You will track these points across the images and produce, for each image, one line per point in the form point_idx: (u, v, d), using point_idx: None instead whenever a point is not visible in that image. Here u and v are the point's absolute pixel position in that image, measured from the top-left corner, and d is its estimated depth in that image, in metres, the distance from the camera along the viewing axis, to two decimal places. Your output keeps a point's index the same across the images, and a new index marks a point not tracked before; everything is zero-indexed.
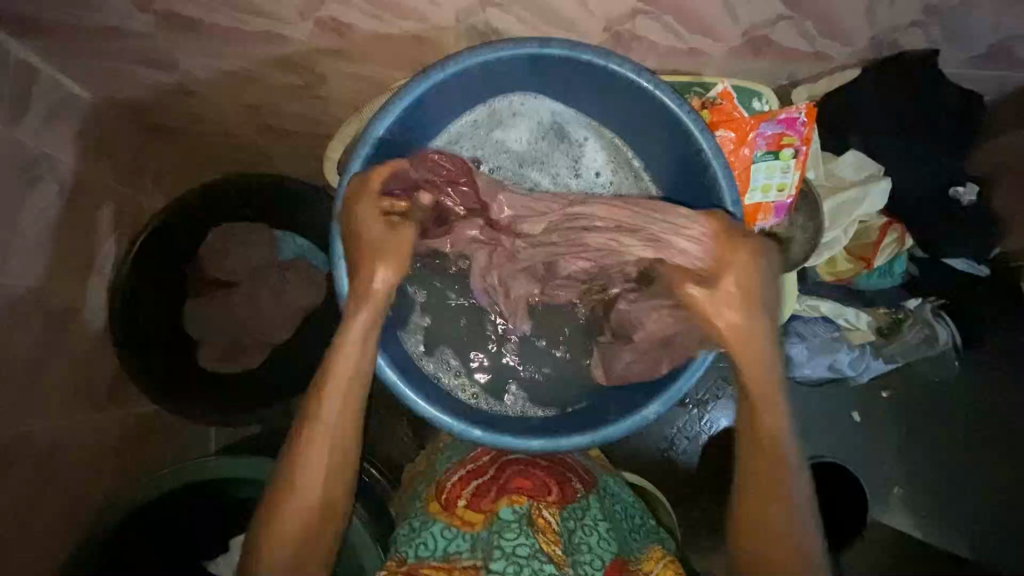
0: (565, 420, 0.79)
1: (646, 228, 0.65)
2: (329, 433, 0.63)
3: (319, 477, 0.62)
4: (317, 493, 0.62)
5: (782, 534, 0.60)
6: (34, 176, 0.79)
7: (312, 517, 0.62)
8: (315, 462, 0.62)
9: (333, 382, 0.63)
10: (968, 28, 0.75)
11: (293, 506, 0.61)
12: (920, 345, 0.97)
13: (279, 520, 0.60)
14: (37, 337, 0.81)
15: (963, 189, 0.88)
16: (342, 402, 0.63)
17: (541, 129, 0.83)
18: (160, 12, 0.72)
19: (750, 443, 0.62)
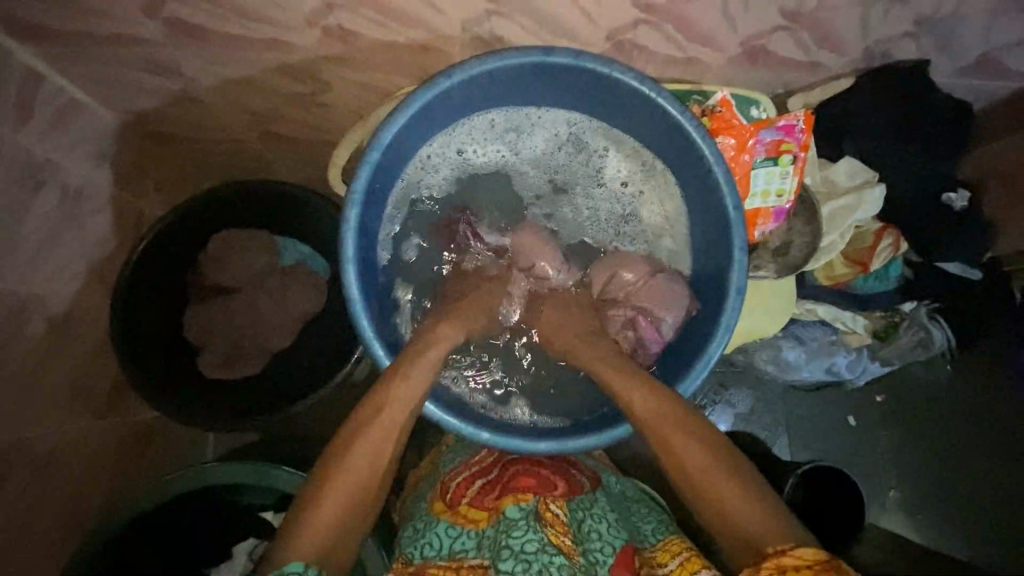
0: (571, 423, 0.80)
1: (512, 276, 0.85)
2: (388, 424, 0.64)
3: (368, 469, 0.60)
4: (362, 484, 0.60)
5: (702, 477, 0.58)
6: (36, 181, 0.79)
7: (349, 508, 0.58)
8: (370, 452, 0.61)
9: (406, 386, 0.67)
10: (958, 39, 0.77)
11: (339, 488, 0.58)
12: (915, 347, 1.00)
13: (323, 500, 0.57)
14: (37, 342, 0.81)
15: (955, 196, 0.92)
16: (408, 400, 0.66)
17: (558, 140, 0.87)
18: (167, 20, 0.72)
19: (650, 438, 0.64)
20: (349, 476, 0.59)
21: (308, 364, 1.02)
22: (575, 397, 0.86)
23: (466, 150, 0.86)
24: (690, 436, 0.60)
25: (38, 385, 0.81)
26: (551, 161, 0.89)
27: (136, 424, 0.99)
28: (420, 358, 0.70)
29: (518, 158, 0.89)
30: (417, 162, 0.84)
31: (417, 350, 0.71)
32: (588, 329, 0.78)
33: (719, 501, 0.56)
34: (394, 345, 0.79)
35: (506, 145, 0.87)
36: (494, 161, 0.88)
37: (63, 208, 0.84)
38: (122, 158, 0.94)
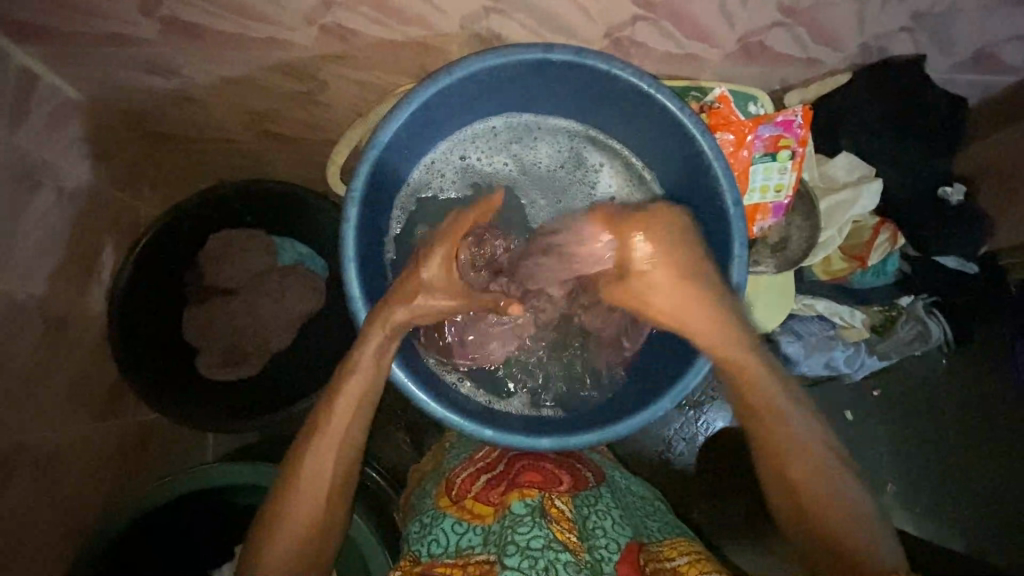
0: (582, 416, 0.81)
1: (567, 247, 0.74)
2: (335, 438, 0.65)
3: (318, 490, 0.63)
4: (318, 502, 0.63)
5: (808, 486, 0.63)
6: (33, 182, 0.79)
7: (309, 524, 0.63)
8: (319, 472, 0.64)
9: (343, 400, 0.66)
10: (954, 34, 0.77)
11: (298, 509, 0.62)
12: (913, 340, 1.00)
13: (284, 516, 0.62)
14: (35, 345, 0.81)
15: (950, 190, 0.92)
16: (349, 410, 0.66)
17: (560, 157, 0.88)
18: (165, 19, 0.72)
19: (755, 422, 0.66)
20: (302, 499, 0.63)
21: (307, 369, 1.02)
22: (587, 397, 0.86)
23: (471, 159, 0.87)
24: (806, 447, 0.64)
25: (36, 388, 0.81)
26: (552, 178, 0.89)
27: (137, 425, 0.99)
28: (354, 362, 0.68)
29: (523, 171, 0.88)
30: (424, 168, 0.85)
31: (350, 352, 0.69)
32: (704, 288, 0.67)
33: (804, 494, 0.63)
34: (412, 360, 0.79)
35: (510, 156, 0.88)
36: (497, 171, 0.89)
37: (59, 209, 0.84)
38: (118, 158, 0.93)
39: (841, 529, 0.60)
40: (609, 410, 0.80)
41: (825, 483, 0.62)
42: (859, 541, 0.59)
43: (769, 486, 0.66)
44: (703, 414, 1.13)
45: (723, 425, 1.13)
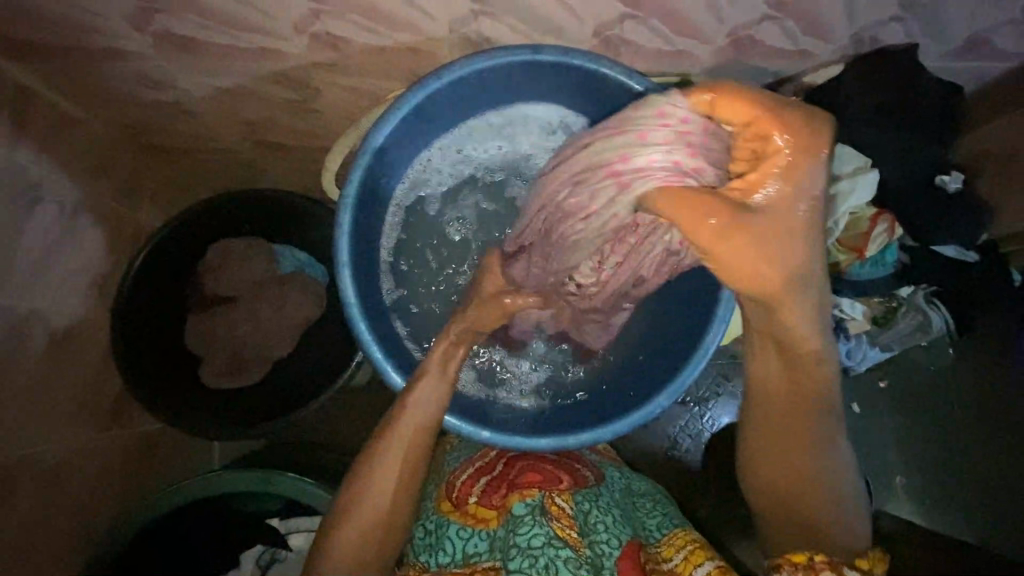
0: (591, 411, 0.81)
1: (651, 150, 0.57)
2: (400, 451, 0.66)
3: (386, 480, 0.65)
4: (387, 492, 0.65)
5: (801, 476, 0.62)
6: (34, 198, 0.79)
7: (376, 515, 0.64)
8: (388, 462, 0.66)
9: (410, 413, 0.68)
10: (945, 21, 0.77)
11: (363, 520, 0.64)
12: (914, 332, 1.01)
13: (344, 529, 0.63)
14: (38, 359, 0.82)
15: (949, 178, 0.91)
16: (416, 423, 0.67)
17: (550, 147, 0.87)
18: (157, 32, 0.73)
19: (758, 429, 0.64)
20: (370, 488, 0.64)
21: (306, 376, 1.02)
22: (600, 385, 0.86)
23: (466, 151, 0.87)
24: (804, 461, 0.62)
25: (42, 400, 0.82)
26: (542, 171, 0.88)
27: (143, 434, 1.00)
28: (423, 376, 0.70)
29: (517, 157, 0.88)
30: (421, 163, 0.85)
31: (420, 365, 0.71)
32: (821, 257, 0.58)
33: (803, 506, 0.62)
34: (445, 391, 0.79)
35: (505, 141, 0.86)
36: (493, 161, 0.88)
37: (60, 224, 0.85)
38: (117, 171, 0.95)
39: (820, 519, 0.61)
40: (608, 405, 0.81)
41: (812, 474, 0.62)
42: (837, 527, 0.60)
43: (758, 473, 0.65)
44: (709, 409, 1.12)
45: (729, 421, 1.12)
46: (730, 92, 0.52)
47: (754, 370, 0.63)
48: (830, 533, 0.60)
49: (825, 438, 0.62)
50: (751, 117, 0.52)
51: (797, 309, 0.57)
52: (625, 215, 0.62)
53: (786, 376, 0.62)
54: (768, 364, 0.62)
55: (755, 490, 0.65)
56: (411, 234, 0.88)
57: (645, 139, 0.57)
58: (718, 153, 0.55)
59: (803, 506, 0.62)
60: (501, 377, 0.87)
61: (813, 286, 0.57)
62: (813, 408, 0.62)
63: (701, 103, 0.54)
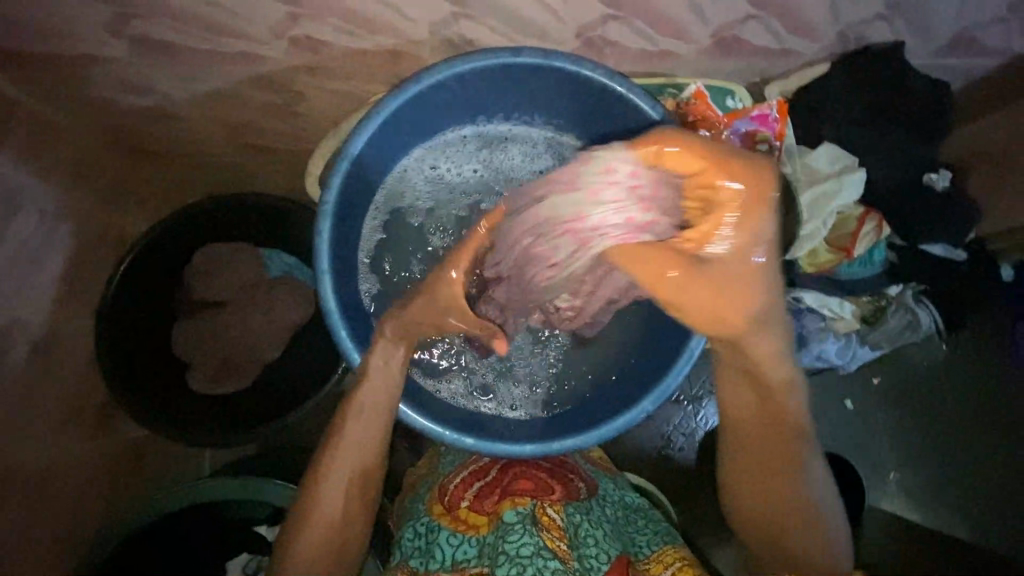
0: (574, 418, 0.81)
1: (604, 204, 0.57)
2: (354, 447, 0.66)
3: (339, 482, 0.65)
4: (341, 498, 0.65)
5: (784, 509, 0.63)
6: (14, 206, 0.79)
7: (330, 522, 0.64)
8: (341, 469, 0.65)
9: (358, 411, 0.67)
10: (932, 18, 0.76)
11: (319, 521, 0.63)
12: (903, 330, 0.99)
13: (302, 530, 0.63)
14: (21, 369, 0.81)
15: (937, 176, 0.92)
16: (366, 420, 0.67)
17: (534, 153, 0.87)
18: (134, 38, 0.72)
19: (733, 465, 0.65)
20: (324, 495, 0.64)
21: (299, 380, 1.02)
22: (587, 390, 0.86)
23: (442, 168, 0.87)
24: (777, 502, 0.63)
25: (25, 409, 0.81)
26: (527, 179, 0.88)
27: (132, 442, 1.00)
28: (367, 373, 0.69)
29: (495, 176, 0.88)
30: (395, 179, 0.85)
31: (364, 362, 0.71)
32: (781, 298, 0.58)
33: (780, 534, 0.63)
34: (426, 401, 0.79)
35: (481, 164, 0.87)
36: (471, 181, 0.88)
37: (41, 231, 0.84)
38: (101, 177, 0.94)
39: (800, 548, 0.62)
40: (593, 409, 0.81)
41: (795, 504, 0.62)
42: (811, 554, 0.62)
43: (739, 502, 0.65)
44: (703, 408, 1.12)
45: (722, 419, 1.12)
46: (677, 147, 0.53)
47: (726, 401, 0.64)
48: (805, 559, 0.62)
49: (805, 460, 0.63)
50: (695, 169, 0.53)
51: (758, 344, 0.59)
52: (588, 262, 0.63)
53: (758, 407, 0.63)
54: (740, 396, 0.63)
55: (738, 516, 0.66)
56: (394, 243, 0.87)
57: (596, 193, 0.57)
58: (671, 208, 0.55)
59: (784, 537, 0.63)
60: (483, 386, 0.86)
61: (776, 325, 0.59)
62: (792, 435, 0.62)
63: (649, 157, 0.54)
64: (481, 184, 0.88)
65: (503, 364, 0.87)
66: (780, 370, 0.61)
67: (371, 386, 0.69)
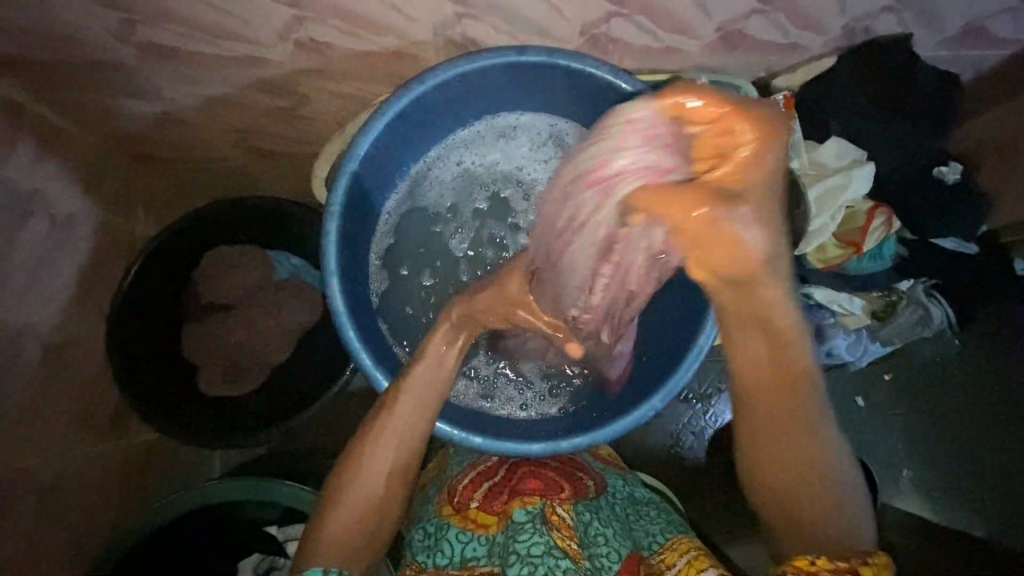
0: (585, 417, 0.80)
1: (622, 155, 0.54)
2: (398, 430, 0.65)
3: (378, 463, 0.64)
4: (377, 490, 0.63)
5: (797, 472, 0.59)
6: (24, 212, 0.80)
7: (362, 513, 0.63)
8: (381, 454, 0.64)
9: (406, 395, 0.66)
10: (938, 9, 0.76)
11: (355, 500, 0.62)
12: (914, 326, 0.97)
13: (335, 511, 0.62)
14: (33, 373, 0.82)
15: (947, 169, 0.91)
16: (413, 404, 0.66)
17: (540, 142, 0.86)
18: (141, 44, 0.73)
19: (747, 443, 0.60)
20: (362, 481, 0.63)
21: (305, 382, 1.01)
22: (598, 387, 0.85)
23: (465, 162, 0.87)
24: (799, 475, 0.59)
25: (36, 413, 0.82)
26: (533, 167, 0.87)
27: (142, 445, 1.00)
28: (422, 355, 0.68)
29: (513, 169, 0.87)
30: (413, 178, 0.85)
31: (422, 342, 0.70)
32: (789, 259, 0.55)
33: (803, 516, 0.59)
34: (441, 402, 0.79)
35: (501, 155, 0.87)
36: (492, 174, 0.88)
37: (51, 237, 0.85)
38: (109, 182, 0.95)
39: (814, 511, 0.58)
40: (603, 407, 0.81)
41: (810, 467, 0.58)
42: (840, 534, 0.58)
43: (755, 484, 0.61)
44: (712, 406, 1.12)
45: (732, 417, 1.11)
46: (699, 100, 0.49)
47: (734, 358, 0.58)
48: (835, 541, 0.57)
49: (815, 416, 0.58)
50: (717, 113, 0.49)
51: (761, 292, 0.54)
52: (614, 221, 0.59)
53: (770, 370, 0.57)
54: (752, 357, 0.58)
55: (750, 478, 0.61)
56: (403, 241, 0.87)
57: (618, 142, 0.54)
58: (684, 150, 0.51)
59: (799, 501, 0.59)
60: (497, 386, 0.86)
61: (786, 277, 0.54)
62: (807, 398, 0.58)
63: (676, 108, 0.50)
64: (488, 176, 0.88)
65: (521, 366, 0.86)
66: (786, 321, 0.56)
67: (420, 376, 0.67)
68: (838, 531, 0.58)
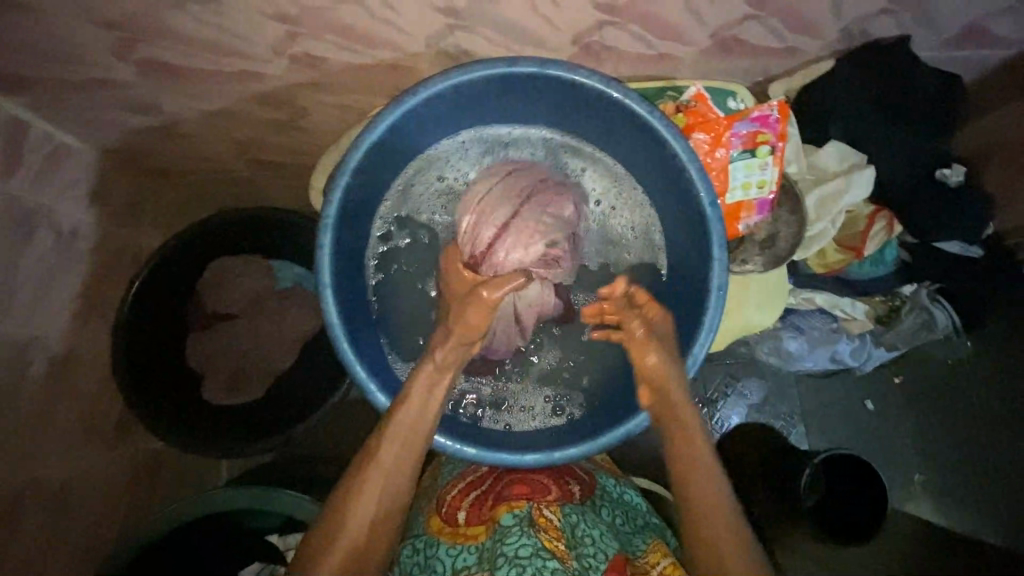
0: (580, 425, 0.81)
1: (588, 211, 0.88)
2: (385, 478, 0.63)
3: (364, 514, 0.61)
4: (363, 536, 0.61)
5: (714, 514, 0.64)
6: (30, 227, 0.81)
7: (350, 558, 0.60)
8: (366, 505, 0.62)
9: (391, 445, 0.64)
10: (937, 11, 0.75)
11: (338, 553, 0.60)
12: (920, 330, 0.96)
13: (320, 564, 0.59)
14: (39, 384, 0.84)
15: (949, 171, 0.88)
16: (402, 449, 0.65)
17: (537, 158, 0.88)
18: (139, 60, 0.74)
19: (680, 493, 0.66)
20: (345, 529, 0.61)
21: (308, 388, 1.01)
22: (599, 390, 0.86)
23: (448, 178, 0.88)
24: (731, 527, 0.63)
25: (45, 422, 0.84)
26: None
27: (148, 454, 1.02)
28: (409, 401, 0.67)
29: None
30: (400, 195, 0.86)
31: (405, 389, 0.68)
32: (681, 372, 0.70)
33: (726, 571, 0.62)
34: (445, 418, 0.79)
35: (484, 169, 0.88)
36: None
37: (57, 250, 0.87)
38: (114, 195, 0.96)
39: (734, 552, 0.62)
40: (598, 419, 0.80)
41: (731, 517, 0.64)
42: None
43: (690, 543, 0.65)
44: (719, 411, 1.12)
45: (739, 421, 1.12)
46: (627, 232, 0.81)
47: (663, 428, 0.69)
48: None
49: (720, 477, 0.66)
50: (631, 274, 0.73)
51: (671, 392, 0.69)
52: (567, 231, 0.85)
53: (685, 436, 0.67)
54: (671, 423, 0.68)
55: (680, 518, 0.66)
56: (400, 251, 0.88)
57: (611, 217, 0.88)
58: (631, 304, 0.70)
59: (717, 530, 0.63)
60: (498, 396, 0.87)
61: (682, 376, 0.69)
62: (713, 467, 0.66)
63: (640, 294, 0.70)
64: None
65: (527, 376, 0.89)
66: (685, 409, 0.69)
67: (401, 423, 0.66)
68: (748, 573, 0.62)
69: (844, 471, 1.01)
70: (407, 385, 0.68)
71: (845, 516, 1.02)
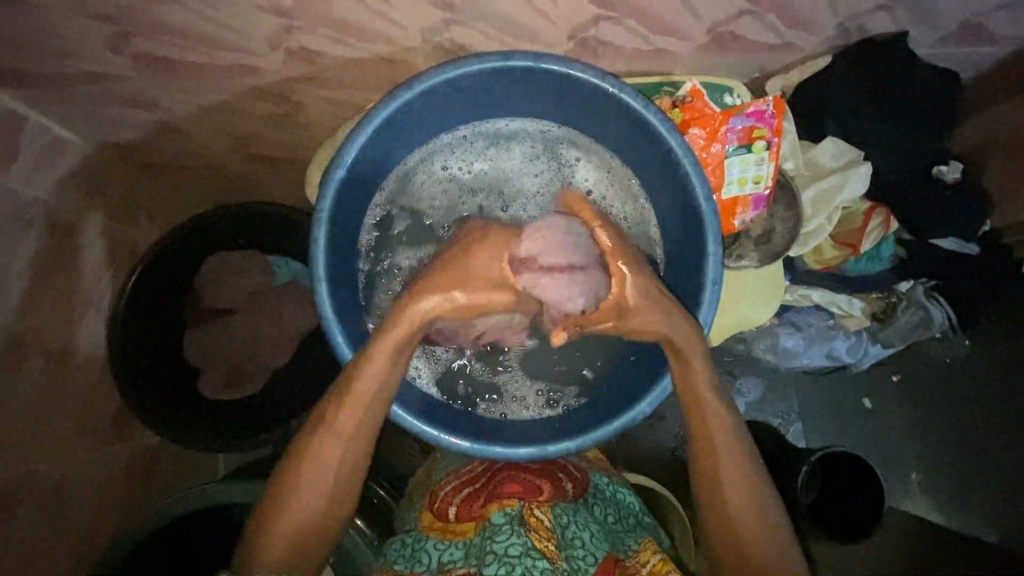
0: (573, 419, 0.81)
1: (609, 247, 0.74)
2: (339, 438, 0.63)
3: (321, 474, 0.62)
4: (320, 501, 0.62)
5: (730, 498, 0.64)
6: (25, 221, 0.81)
7: (309, 514, 0.62)
8: (322, 464, 0.62)
9: (347, 409, 0.63)
10: (933, 7, 0.75)
11: (296, 512, 0.61)
12: (916, 328, 0.96)
13: (279, 522, 0.61)
14: (35, 378, 0.84)
15: (946, 168, 0.89)
16: (357, 413, 0.63)
17: (535, 150, 0.88)
18: (135, 54, 0.74)
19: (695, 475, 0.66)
20: (300, 490, 0.62)
21: (307, 386, 1.02)
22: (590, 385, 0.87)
23: (451, 167, 0.88)
24: (751, 510, 0.64)
25: (44, 417, 0.85)
26: (528, 172, 0.89)
27: (145, 448, 1.02)
28: (367, 362, 0.64)
29: (501, 176, 0.89)
30: (399, 184, 0.86)
31: (363, 349, 0.65)
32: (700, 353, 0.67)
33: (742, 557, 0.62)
34: (438, 412, 0.79)
35: (487, 161, 0.88)
36: (477, 178, 0.89)
37: (53, 244, 0.87)
38: (110, 190, 0.96)
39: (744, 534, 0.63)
40: (592, 413, 0.81)
41: (750, 502, 0.64)
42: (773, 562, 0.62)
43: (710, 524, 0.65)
44: None
45: None
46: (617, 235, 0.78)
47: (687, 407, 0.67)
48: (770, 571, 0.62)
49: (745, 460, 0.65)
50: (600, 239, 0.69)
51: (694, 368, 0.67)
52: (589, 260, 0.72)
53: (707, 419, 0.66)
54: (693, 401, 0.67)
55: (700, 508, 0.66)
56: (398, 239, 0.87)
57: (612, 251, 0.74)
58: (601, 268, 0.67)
59: (734, 517, 0.63)
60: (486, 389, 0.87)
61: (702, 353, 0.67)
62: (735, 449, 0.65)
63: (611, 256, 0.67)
64: (489, 188, 0.89)
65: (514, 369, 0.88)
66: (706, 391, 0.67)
67: (360, 384, 0.63)
68: (778, 554, 0.62)
69: (839, 467, 1.02)
70: (366, 346, 0.64)
71: (839, 515, 1.02)
